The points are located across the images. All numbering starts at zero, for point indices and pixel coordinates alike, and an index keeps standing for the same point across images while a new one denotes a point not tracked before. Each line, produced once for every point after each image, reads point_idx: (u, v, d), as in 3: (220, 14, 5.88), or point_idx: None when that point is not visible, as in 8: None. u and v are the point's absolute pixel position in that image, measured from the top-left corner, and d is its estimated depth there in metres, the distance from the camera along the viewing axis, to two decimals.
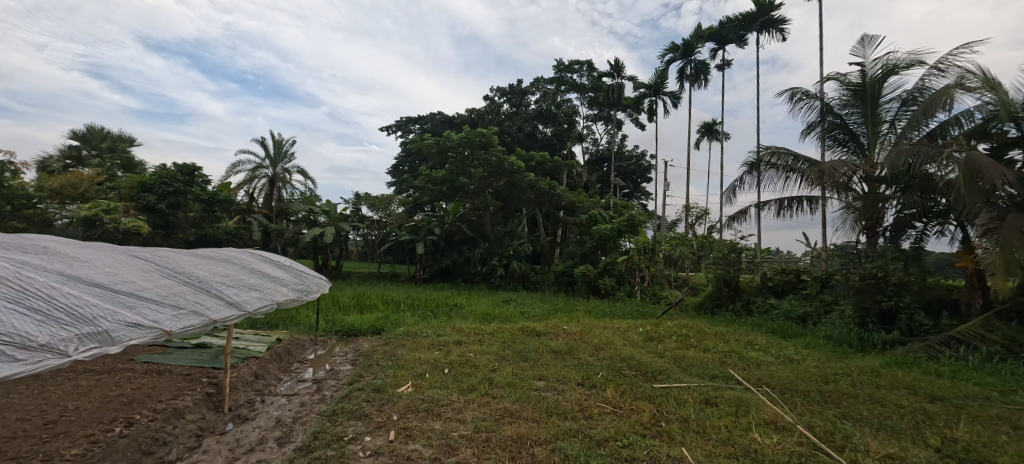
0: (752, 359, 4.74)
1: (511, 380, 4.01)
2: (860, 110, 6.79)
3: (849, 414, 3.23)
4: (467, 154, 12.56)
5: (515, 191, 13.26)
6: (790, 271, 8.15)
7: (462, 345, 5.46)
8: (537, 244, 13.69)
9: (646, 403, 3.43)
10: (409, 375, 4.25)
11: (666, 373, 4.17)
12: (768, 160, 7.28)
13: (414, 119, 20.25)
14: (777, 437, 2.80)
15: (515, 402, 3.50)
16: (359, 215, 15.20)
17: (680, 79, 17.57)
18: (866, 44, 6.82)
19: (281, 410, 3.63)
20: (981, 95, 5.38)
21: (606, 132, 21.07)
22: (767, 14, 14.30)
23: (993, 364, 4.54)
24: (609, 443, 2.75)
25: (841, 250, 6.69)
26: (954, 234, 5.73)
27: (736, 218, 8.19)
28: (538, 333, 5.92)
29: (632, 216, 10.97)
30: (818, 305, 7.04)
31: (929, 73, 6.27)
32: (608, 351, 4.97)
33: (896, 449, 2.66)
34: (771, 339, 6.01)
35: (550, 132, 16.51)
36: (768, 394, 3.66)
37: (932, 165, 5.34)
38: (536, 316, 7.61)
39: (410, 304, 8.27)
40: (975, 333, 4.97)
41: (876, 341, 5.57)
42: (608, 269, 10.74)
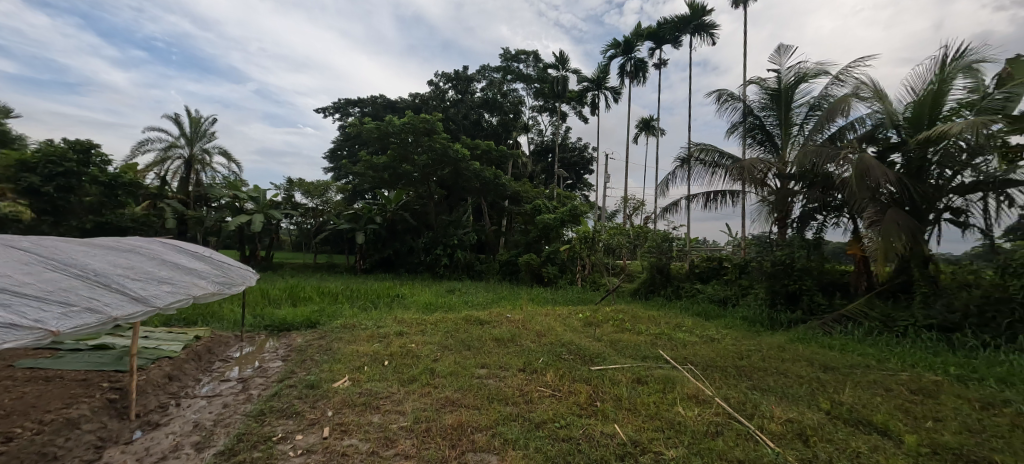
0: (680, 339, 5.14)
1: (453, 369, 3.99)
2: (776, 113, 7.47)
3: (759, 385, 3.61)
4: (411, 140, 12.12)
5: (460, 180, 13.10)
6: (714, 258, 8.86)
7: (404, 336, 5.34)
8: (482, 233, 13.70)
9: (584, 385, 3.58)
10: (346, 369, 4.07)
11: (603, 356, 4.38)
12: (697, 156, 7.86)
13: (354, 101, 19.23)
14: (698, 410, 3.06)
15: (457, 390, 3.49)
16: (292, 202, 14.19)
17: (621, 75, 18.31)
18: (782, 53, 7.49)
19: (201, 413, 3.32)
20: (871, 105, 6.15)
21: (551, 123, 21.42)
22: (699, 19, 15.27)
23: (873, 337, 5.29)
24: (548, 425, 2.84)
25: (757, 240, 7.36)
26: (847, 226, 6.51)
27: (669, 210, 8.72)
28: (481, 322, 5.94)
29: (575, 206, 11.29)
30: (736, 289, 7.75)
31: (832, 83, 7.04)
32: (549, 337, 5.11)
33: (795, 414, 3.01)
34: (696, 321, 6.53)
35: (496, 121, 16.47)
36: (692, 372, 3.97)
37: (831, 164, 6.03)
38: (480, 305, 7.64)
39: (348, 296, 7.91)
40: (860, 311, 5.75)
41: (784, 320, 6.24)
42: (551, 258, 11.00)
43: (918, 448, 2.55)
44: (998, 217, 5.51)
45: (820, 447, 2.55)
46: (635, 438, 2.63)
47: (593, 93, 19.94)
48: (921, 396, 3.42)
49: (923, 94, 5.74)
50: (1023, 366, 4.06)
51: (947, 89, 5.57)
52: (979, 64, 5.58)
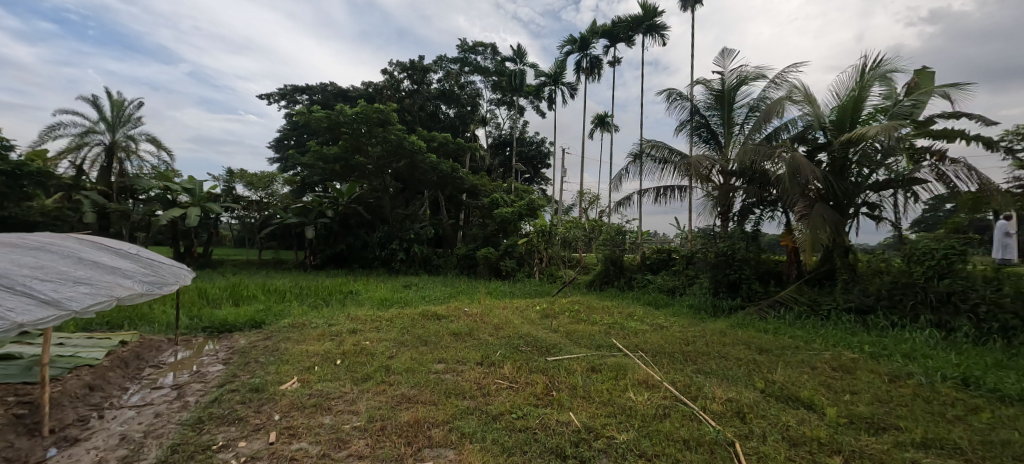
0: (631, 327, 5.37)
1: (409, 365, 3.92)
2: (720, 113, 7.92)
3: (702, 369, 3.85)
4: (363, 131, 11.65)
5: (416, 173, 12.81)
6: (664, 250, 9.30)
7: (357, 333, 5.16)
8: (440, 227, 13.55)
9: (540, 375, 3.65)
10: (295, 371, 3.87)
11: (559, 347, 4.48)
12: (648, 152, 8.19)
13: (301, 88, 18.18)
14: (647, 394, 3.22)
15: (413, 387, 3.44)
16: (233, 195, 13.22)
17: (577, 71, 18.63)
18: (725, 56, 7.93)
19: (128, 425, 3.04)
20: (802, 108, 6.68)
21: (509, 117, 21.43)
22: (651, 19, 15.80)
23: (801, 320, 5.79)
24: (505, 416, 2.87)
25: (702, 232, 7.79)
26: (780, 219, 7.05)
27: (622, 204, 9.02)
28: (438, 317, 5.87)
29: (532, 199, 11.39)
30: (683, 279, 8.19)
31: (769, 86, 7.57)
32: (507, 330, 5.14)
33: (734, 393, 3.25)
34: (647, 310, 6.86)
35: (453, 113, 16.34)
36: (642, 358, 4.16)
37: (768, 161, 6.51)
38: (437, 299, 7.55)
39: (297, 293, 7.53)
40: (792, 297, 6.27)
41: (725, 307, 6.68)
42: (509, 251, 11.07)
43: (837, 419, 2.84)
44: (904, 211, 6.20)
45: (755, 423, 2.77)
46: (589, 425, 2.72)
47: (550, 88, 20.15)
48: (841, 372, 3.80)
49: (846, 99, 6.30)
50: (923, 342, 4.63)
51: (866, 95, 6.17)
52: (892, 74, 6.22)
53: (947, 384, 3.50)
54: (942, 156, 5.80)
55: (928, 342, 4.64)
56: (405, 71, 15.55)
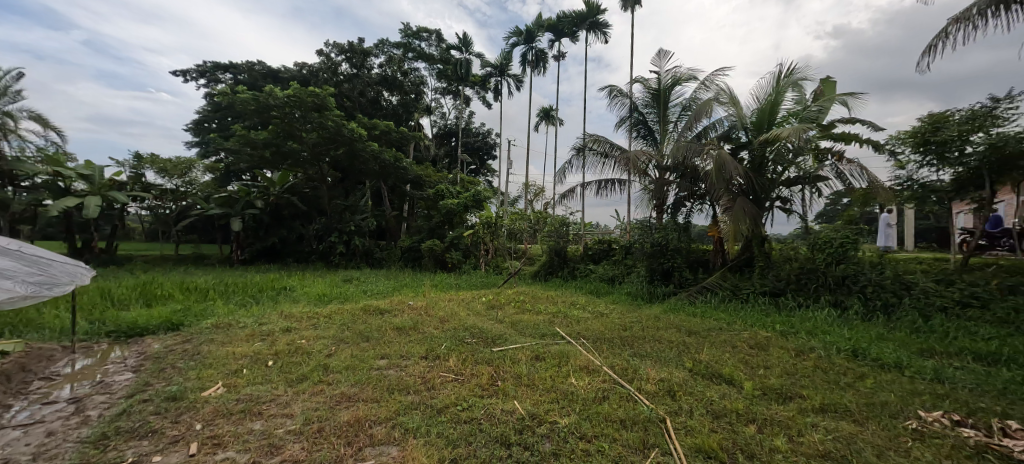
0: (574, 315, 5.57)
1: (349, 362, 3.76)
2: (656, 111, 8.35)
3: (638, 352, 4.09)
4: (297, 115, 10.74)
5: (356, 162, 12.22)
6: (605, 241, 9.71)
7: (292, 332, 4.86)
8: (383, 219, 13.10)
9: (485, 366, 3.66)
10: (219, 375, 3.56)
11: (504, 337, 4.53)
12: (591, 146, 8.46)
13: (223, 66, 16.52)
14: (588, 379, 3.36)
15: (354, 385, 3.31)
16: (143, 182, 11.75)
17: (523, 64, 18.72)
18: (661, 57, 8.37)
19: (11, 448, 2.62)
20: (728, 109, 7.24)
21: (454, 107, 21.07)
22: (594, 17, 16.23)
23: (725, 303, 6.35)
24: (450, 409, 2.86)
25: (640, 223, 8.19)
26: (707, 211, 7.61)
27: (566, 197, 9.26)
28: (381, 311, 5.70)
29: (477, 191, 11.35)
30: (622, 268, 8.62)
31: (699, 88, 8.11)
32: (452, 323, 5.11)
33: (666, 373, 3.50)
34: (589, 298, 7.16)
35: (395, 100, 15.73)
36: (584, 345, 4.34)
37: (698, 158, 7.02)
38: (380, 293, 7.33)
39: (222, 291, 6.91)
40: (717, 283, 6.84)
41: (660, 293, 7.14)
42: (455, 243, 11.01)
43: (753, 391, 3.16)
44: (810, 205, 6.97)
45: (683, 399, 3.01)
46: (532, 412, 2.79)
47: (496, 79, 20.10)
48: (756, 349, 4.23)
49: (763, 103, 6.92)
50: (822, 320, 5.27)
51: (780, 100, 6.82)
52: (802, 82, 6.93)
53: (841, 355, 4.03)
54: (840, 157, 6.57)
55: (827, 320, 5.29)
56: (343, 53, 14.66)
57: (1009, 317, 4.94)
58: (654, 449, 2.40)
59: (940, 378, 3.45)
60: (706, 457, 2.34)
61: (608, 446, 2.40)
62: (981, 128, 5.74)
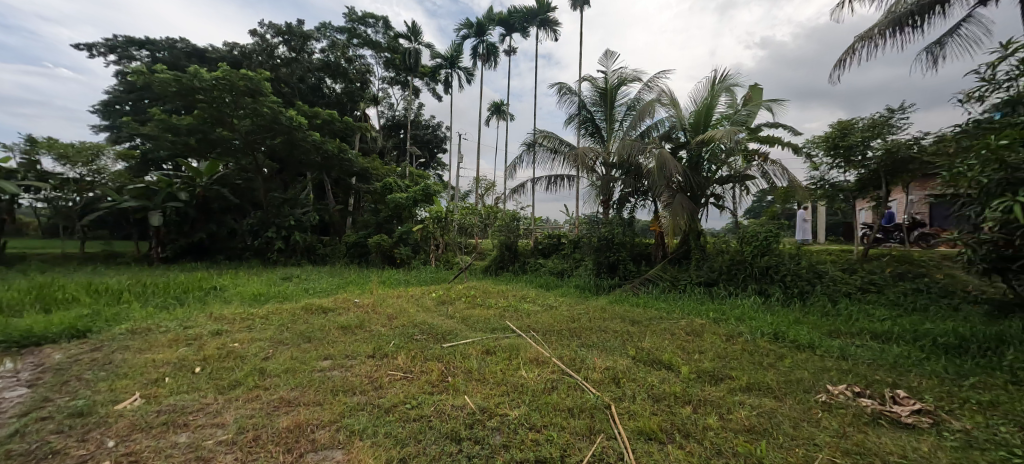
0: (524, 309, 5.66)
1: (288, 365, 3.55)
2: (602, 109, 8.63)
3: (585, 343, 4.24)
4: (228, 101, 9.83)
5: (296, 152, 11.49)
6: (554, 236, 9.94)
7: (223, 335, 4.50)
8: (327, 214, 12.48)
9: (435, 363, 3.61)
10: (136, 386, 3.21)
11: (454, 333, 4.49)
12: (541, 142, 8.60)
13: (138, 42, 14.77)
14: (538, 370, 3.43)
15: (294, 389, 3.13)
16: (37, 170, 10.24)
17: (473, 57, 18.53)
18: (608, 57, 8.65)
19: None
20: (668, 110, 7.65)
21: (403, 98, 20.46)
22: (544, 14, 16.42)
23: (665, 294, 6.75)
24: (398, 408, 2.79)
25: (588, 218, 8.44)
26: (649, 207, 8.00)
27: (517, 192, 9.34)
28: (324, 310, 5.43)
29: (427, 185, 11.12)
30: (571, 262, 8.86)
31: (643, 89, 8.48)
32: (401, 320, 4.99)
33: (611, 362, 3.65)
34: (539, 291, 7.29)
35: (339, 88, 14.97)
36: (534, 337, 4.42)
37: (641, 156, 7.36)
38: (323, 291, 6.98)
39: (139, 292, 6.22)
40: (658, 275, 7.24)
41: (606, 286, 7.44)
42: (403, 238, 10.75)
43: (689, 375, 3.40)
44: (739, 202, 7.55)
45: (626, 386, 3.16)
46: (482, 406, 2.79)
47: (446, 71, 19.74)
48: (692, 336, 4.55)
49: (700, 106, 7.40)
50: (749, 307, 5.77)
51: (714, 103, 7.32)
52: (734, 88, 7.46)
53: (764, 338, 4.44)
54: (766, 158, 7.17)
55: (752, 306, 5.79)
56: (279, 35, 13.65)
57: (898, 300, 5.71)
58: (600, 434, 2.51)
59: (844, 356, 3.91)
60: (646, 438, 2.49)
61: (556, 435, 2.47)
62: (879, 135, 6.53)
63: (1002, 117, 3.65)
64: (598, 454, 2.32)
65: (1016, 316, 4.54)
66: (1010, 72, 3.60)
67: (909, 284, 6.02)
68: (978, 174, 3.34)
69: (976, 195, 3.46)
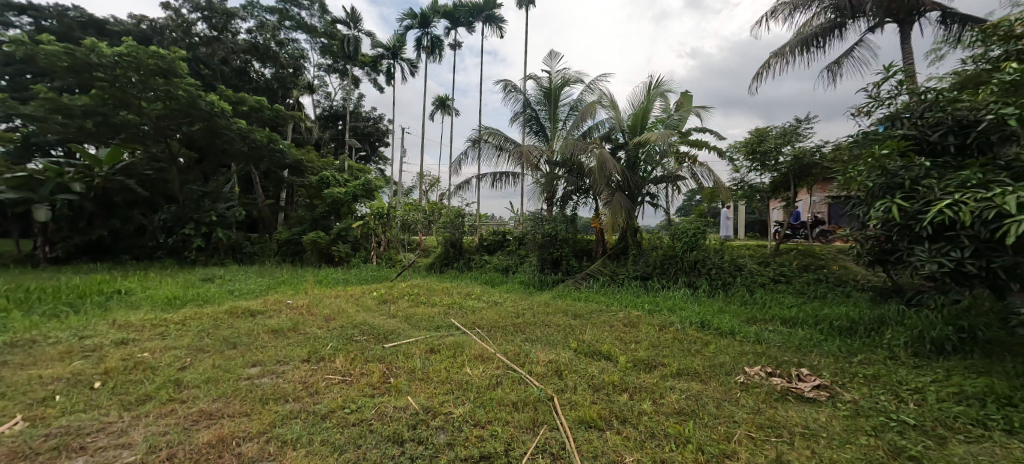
0: (469, 306, 5.64)
1: (210, 374, 3.24)
2: (546, 108, 8.80)
3: (529, 337, 4.31)
4: (134, 81, 8.63)
5: (218, 140, 10.47)
6: (500, 233, 9.87)
7: (130, 344, 4.00)
8: (255, 209, 11.54)
9: (376, 364, 3.49)
10: (16, 407, 2.76)
11: (396, 332, 4.36)
12: (486, 139, 8.60)
13: (15, 5, 12.57)
14: (482, 367, 3.44)
15: (217, 400, 2.87)
16: None
17: (417, 49, 18.03)
18: (552, 57, 8.82)
19: None
20: (608, 112, 7.98)
21: (341, 87, 19.48)
22: (490, 10, 16.38)
23: (604, 288, 7.06)
24: (336, 413, 2.67)
25: (532, 215, 8.58)
26: (591, 204, 8.30)
27: (461, 188, 9.27)
28: (252, 313, 5.02)
29: (368, 180, 10.67)
30: (515, 258, 8.98)
31: (585, 90, 8.76)
32: (339, 321, 4.76)
33: (553, 355, 3.76)
34: (484, 288, 7.31)
35: (269, 74, 13.89)
36: (478, 334, 4.42)
37: (583, 155, 7.62)
38: (250, 293, 6.47)
39: (19, 299, 5.34)
40: (598, 270, 7.55)
41: (549, 281, 7.63)
42: (341, 235, 10.27)
43: (626, 364, 3.59)
44: (671, 200, 8.07)
45: (568, 377, 3.27)
46: (426, 405, 2.75)
47: (388, 62, 19.06)
48: (629, 327, 4.81)
49: (637, 109, 7.81)
50: (679, 298, 6.22)
51: (650, 107, 7.76)
52: (667, 93, 7.95)
53: (692, 327, 4.80)
54: (694, 160, 7.71)
55: (683, 298, 6.25)
56: (198, 11, 12.30)
57: (802, 289, 6.44)
58: (543, 426, 2.58)
59: (759, 340, 4.34)
60: (587, 426, 2.60)
61: (500, 430, 2.50)
62: (789, 143, 7.30)
63: (883, 129, 4.24)
64: (541, 445, 2.38)
65: (892, 301, 5.31)
66: (892, 91, 4.16)
67: (811, 274, 6.82)
68: (865, 178, 3.84)
69: (864, 196, 3.98)
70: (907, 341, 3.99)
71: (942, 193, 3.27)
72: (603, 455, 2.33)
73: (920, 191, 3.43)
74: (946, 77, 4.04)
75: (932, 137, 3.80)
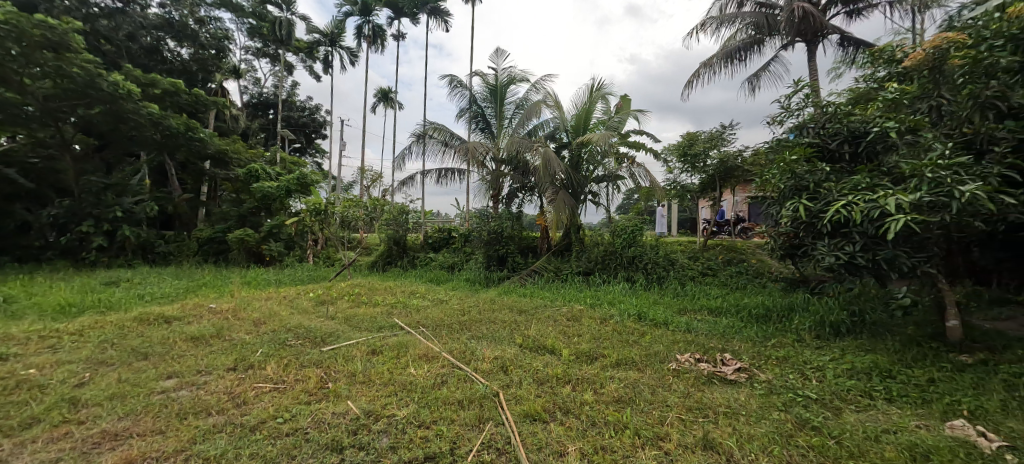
0: (413, 305, 5.51)
1: (116, 389, 2.88)
2: (492, 106, 8.80)
3: (474, 335, 4.30)
4: (15, 54, 7.35)
5: (124, 126, 9.27)
6: (444, 230, 10.00)
7: (11, 360, 3.44)
8: (170, 204, 10.40)
9: (313, 369, 3.31)
10: None
11: (336, 334, 4.16)
12: (431, 134, 8.45)
13: None
14: (427, 366, 3.39)
15: (124, 418, 2.57)
16: None
17: (358, 37, 17.21)
18: (498, 54, 8.83)
19: None
20: (553, 112, 8.17)
21: (272, 73, 18.11)
22: (435, 3, 16.02)
23: (549, 283, 7.23)
24: (267, 424, 2.49)
25: (478, 212, 8.58)
26: (536, 202, 8.45)
27: (405, 184, 9.02)
28: (167, 320, 4.53)
29: (304, 174, 10.04)
30: (461, 256, 8.92)
31: (530, 89, 8.86)
32: (271, 324, 4.44)
33: (499, 351, 3.78)
34: (429, 286, 7.18)
35: (186, 54, 12.56)
36: (423, 334, 4.33)
37: (528, 153, 7.72)
38: (165, 297, 5.83)
39: None
40: (543, 266, 7.72)
41: (495, 278, 7.68)
42: (273, 233, 9.59)
43: (569, 357, 3.71)
44: (611, 199, 8.45)
45: (513, 373, 3.31)
46: (368, 409, 2.65)
47: (325, 49, 18.01)
48: (572, 321, 4.98)
49: (580, 110, 8.07)
50: (618, 292, 6.53)
51: (592, 109, 8.04)
52: (608, 96, 8.29)
53: (630, 319, 5.07)
54: (633, 160, 8.10)
55: (621, 291, 6.58)
56: None
57: (726, 281, 7.04)
58: (489, 422, 2.59)
59: (688, 329, 4.69)
60: (532, 419, 2.65)
61: (445, 429, 2.48)
62: (716, 147, 7.93)
63: (793, 137, 4.73)
64: (486, 442, 2.39)
65: (799, 290, 5.98)
66: (800, 103, 4.66)
67: (733, 268, 7.48)
68: (778, 181, 4.28)
69: (777, 197, 4.44)
70: (811, 325, 4.52)
71: (839, 195, 3.73)
72: (547, 446, 2.39)
73: (822, 193, 3.89)
74: (844, 93, 4.60)
75: (831, 145, 4.29)
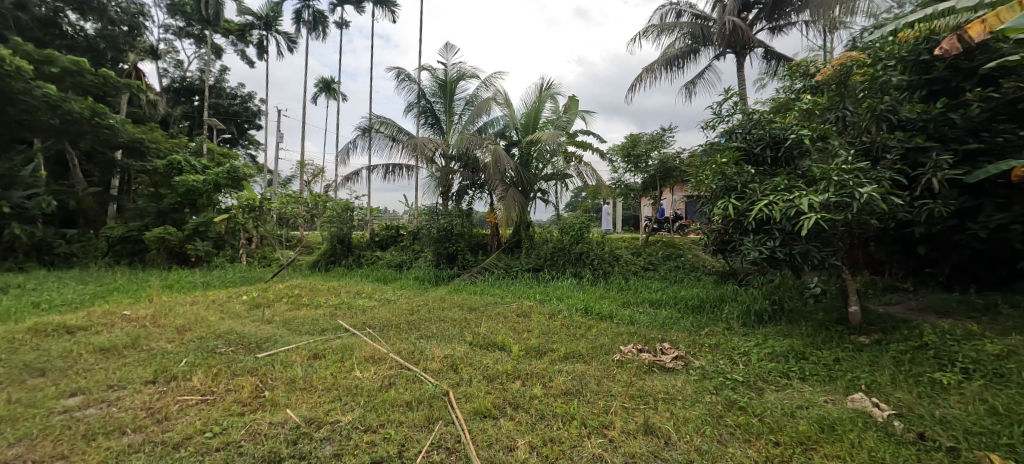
0: (359, 305, 5.31)
1: (4, 412, 2.51)
2: (442, 102, 8.66)
3: (424, 334, 4.23)
4: None
5: (12, 108, 8.03)
6: (392, 228, 9.71)
7: None
8: (72, 199, 9.17)
9: (247, 377, 3.09)
10: None
11: (273, 339, 3.91)
12: (377, 128, 8.16)
13: None
14: (374, 368, 3.28)
15: (15, 445, 2.24)
16: None
17: (297, 22, 16.17)
18: (448, 49, 8.70)
19: None
20: (503, 109, 8.19)
21: (197, 56, 16.57)
22: None
23: (499, 280, 7.28)
24: (194, 440, 2.30)
25: (427, 209, 8.42)
26: (486, 199, 8.45)
27: (350, 179, 8.64)
28: (70, 330, 4.01)
29: (235, 167, 9.29)
30: (409, 254, 8.72)
31: (480, 86, 8.82)
32: (198, 331, 4.08)
33: (449, 350, 3.75)
34: (376, 285, 6.93)
35: (91, 29, 11.12)
36: (369, 335, 4.19)
37: (479, 150, 7.68)
38: (68, 304, 5.16)
39: None
40: (493, 263, 7.75)
41: (445, 276, 7.59)
42: (199, 231, 8.78)
43: (519, 353, 3.77)
44: (560, 197, 8.64)
45: (463, 371, 3.29)
46: (309, 417, 2.52)
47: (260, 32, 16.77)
48: (522, 317, 5.05)
49: (529, 109, 8.17)
50: (566, 287, 6.71)
51: (541, 108, 8.17)
52: (556, 96, 8.46)
53: (577, 313, 5.24)
54: (580, 160, 8.32)
55: (569, 287, 6.77)
56: None
57: (666, 275, 7.47)
58: (439, 422, 2.57)
59: (631, 321, 4.94)
60: (482, 417, 2.66)
61: (394, 432, 2.42)
62: (656, 148, 8.38)
63: (724, 141, 5.11)
64: (436, 441, 2.38)
65: (728, 283, 6.50)
66: (730, 110, 5.03)
67: (672, 262, 7.96)
68: (711, 181, 4.60)
69: (710, 197, 4.78)
70: (738, 315, 4.94)
71: (762, 195, 4.09)
72: (497, 442, 2.41)
73: (747, 194, 4.24)
74: (767, 102, 5.03)
75: (756, 150, 4.68)
